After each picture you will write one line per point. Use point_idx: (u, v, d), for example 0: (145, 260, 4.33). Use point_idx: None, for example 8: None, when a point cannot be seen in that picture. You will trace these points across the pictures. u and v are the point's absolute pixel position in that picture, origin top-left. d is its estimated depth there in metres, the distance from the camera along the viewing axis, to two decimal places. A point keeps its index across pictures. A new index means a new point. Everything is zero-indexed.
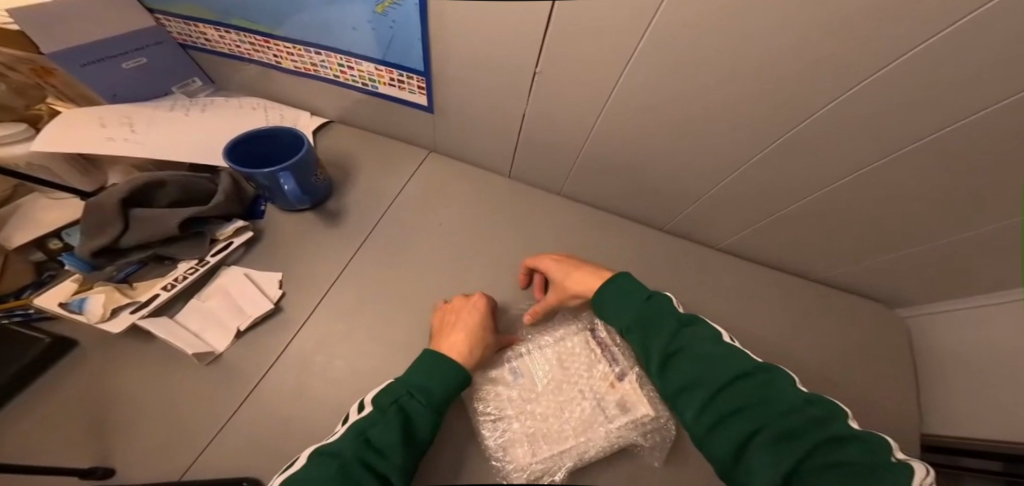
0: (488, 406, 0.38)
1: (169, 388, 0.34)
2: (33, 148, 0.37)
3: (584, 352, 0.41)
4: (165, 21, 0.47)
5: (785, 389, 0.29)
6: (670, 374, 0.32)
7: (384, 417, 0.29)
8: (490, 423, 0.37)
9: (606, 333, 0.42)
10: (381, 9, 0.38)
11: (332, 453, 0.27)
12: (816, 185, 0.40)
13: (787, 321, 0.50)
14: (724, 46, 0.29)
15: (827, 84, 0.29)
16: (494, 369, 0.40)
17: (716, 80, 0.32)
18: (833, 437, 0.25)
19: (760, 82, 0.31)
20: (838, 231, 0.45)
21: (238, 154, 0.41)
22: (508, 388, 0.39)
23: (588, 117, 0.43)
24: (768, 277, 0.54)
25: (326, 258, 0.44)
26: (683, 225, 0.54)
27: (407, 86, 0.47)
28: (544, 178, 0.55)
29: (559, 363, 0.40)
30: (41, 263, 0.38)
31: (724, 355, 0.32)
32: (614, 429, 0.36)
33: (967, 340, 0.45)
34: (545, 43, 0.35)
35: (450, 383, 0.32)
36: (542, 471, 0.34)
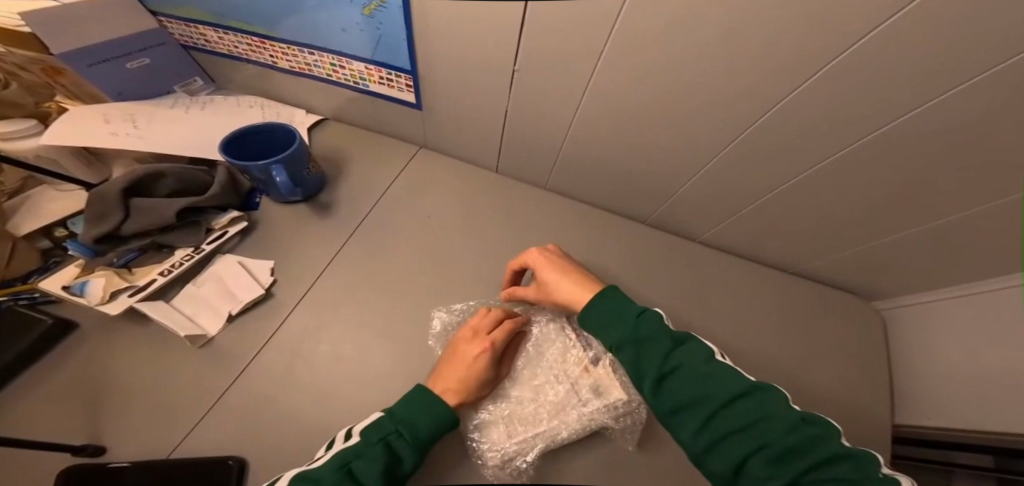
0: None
1: (163, 368, 0.36)
2: (42, 142, 0.39)
3: (559, 337, 0.42)
4: (167, 23, 0.49)
5: (780, 408, 0.29)
6: (663, 393, 0.32)
7: (371, 452, 0.29)
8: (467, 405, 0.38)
9: None
10: (367, 10, 0.40)
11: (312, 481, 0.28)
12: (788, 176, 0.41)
13: (769, 314, 0.51)
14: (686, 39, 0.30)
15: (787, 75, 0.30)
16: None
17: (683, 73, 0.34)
18: (831, 455, 0.26)
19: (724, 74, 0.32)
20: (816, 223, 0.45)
21: (233, 148, 0.43)
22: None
23: (568, 112, 0.44)
24: (751, 270, 0.55)
25: (317, 249, 0.46)
26: (666, 218, 0.55)
27: (395, 84, 0.49)
28: (530, 173, 0.56)
29: (536, 349, 0.42)
30: (48, 250, 0.40)
31: (717, 373, 0.31)
32: (588, 412, 0.37)
33: (949, 333, 0.45)
34: (521, 41, 0.36)
35: (443, 421, 0.32)
36: (517, 453, 0.35)
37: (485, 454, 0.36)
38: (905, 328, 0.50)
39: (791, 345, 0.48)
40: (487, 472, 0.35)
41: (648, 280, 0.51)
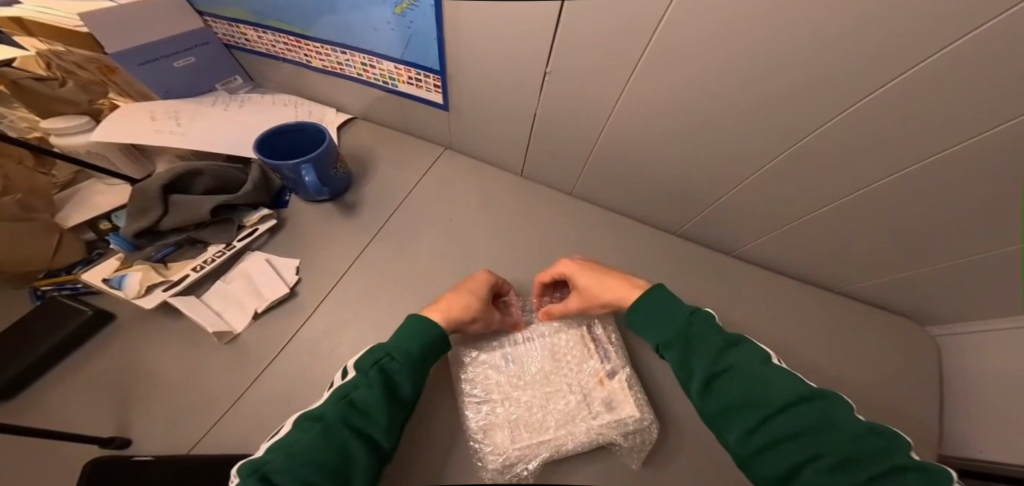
0: (475, 388, 0.38)
1: (189, 364, 0.37)
2: (93, 138, 0.41)
3: (577, 346, 0.41)
4: (212, 23, 0.51)
5: (842, 415, 0.27)
6: (713, 393, 0.31)
7: (367, 380, 0.31)
8: (474, 404, 0.37)
9: (602, 330, 0.42)
10: (399, 9, 0.39)
11: (316, 415, 0.29)
12: (848, 192, 0.36)
13: (816, 342, 0.46)
14: (738, 39, 0.27)
15: (857, 83, 0.26)
16: (486, 352, 0.41)
17: (732, 78, 0.30)
18: (896, 469, 0.24)
19: (780, 81, 0.29)
20: (879, 245, 0.40)
21: (268, 146, 0.43)
22: (497, 373, 0.39)
23: (600, 118, 0.41)
24: (796, 293, 0.50)
25: (340, 250, 0.46)
26: (702, 230, 0.51)
27: (424, 84, 0.48)
28: (557, 177, 0.54)
29: (551, 356, 0.40)
30: (92, 243, 0.41)
31: (772, 377, 0.30)
32: (596, 426, 0.35)
33: None
34: (554, 43, 0.34)
35: (425, 338, 0.35)
36: (518, 458, 0.34)
37: (485, 454, 0.34)
38: None
39: (842, 380, 0.43)
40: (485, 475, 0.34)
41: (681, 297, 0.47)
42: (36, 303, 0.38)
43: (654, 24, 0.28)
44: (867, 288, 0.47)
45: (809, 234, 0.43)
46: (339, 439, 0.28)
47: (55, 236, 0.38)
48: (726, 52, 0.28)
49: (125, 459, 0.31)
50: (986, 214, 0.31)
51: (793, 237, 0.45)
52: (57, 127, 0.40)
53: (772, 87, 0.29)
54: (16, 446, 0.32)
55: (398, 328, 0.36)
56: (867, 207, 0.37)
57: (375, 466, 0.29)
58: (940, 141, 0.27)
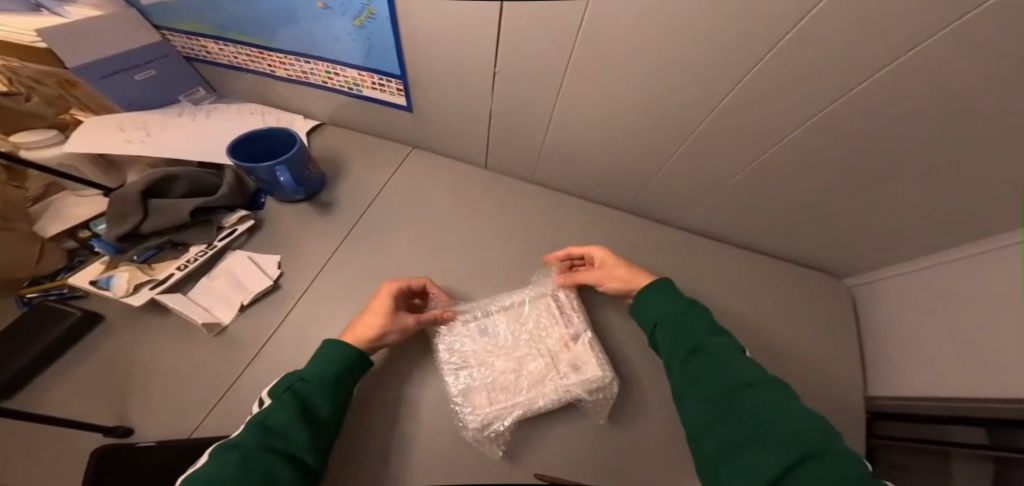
0: (454, 356, 0.43)
1: (181, 357, 0.39)
2: (66, 149, 0.42)
3: (546, 316, 0.46)
4: (170, 36, 0.53)
5: (791, 405, 0.32)
6: (687, 368, 0.37)
7: (280, 402, 0.33)
8: (453, 371, 0.42)
9: (566, 298, 0.48)
10: (358, 21, 0.43)
11: (230, 444, 0.30)
12: (742, 166, 0.45)
13: (738, 291, 0.55)
14: (637, 46, 0.34)
15: (725, 74, 0.34)
16: (463, 325, 0.46)
17: (642, 74, 0.37)
18: (828, 453, 0.28)
19: (675, 77, 0.36)
20: (777, 206, 0.49)
21: (240, 152, 0.46)
22: (473, 343, 0.44)
23: (546, 112, 0.48)
24: (724, 253, 0.59)
25: (319, 244, 0.50)
26: (644, 206, 0.59)
27: (387, 88, 0.52)
28: (517, 167, 0.60)
29: (524, 326, 0.46)
30: (74, 250, 0.43)
31: (740, 368, 0.36)
32: (565, 384, 0.41)
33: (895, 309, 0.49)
34: (498, 48, 0.40)
35: (344, 360, 0.37)
36: (495, 417, 0.39)
37: (466, 415, 0.40)
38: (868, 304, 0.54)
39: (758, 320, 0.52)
40: (466, 434, 0.39)
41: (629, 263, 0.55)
42: (24, 309, 0.39)
43: (575, 33, 0.35)
44: (777, 243, 0.57)
45: (725, 203, 0.52)
46: (258, 464, 0.29)
47: (37, 246, 0.39)
48: (633, 54, 0.35)
49: (130, 447, 0.33)
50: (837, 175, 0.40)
51: (716, 206, 0.54)
52: (27, 140, 0.41)
53: (671, 80, 0.37)
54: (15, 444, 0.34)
55: (315, 354, 0.38)
56: (760, 176, 0.45)
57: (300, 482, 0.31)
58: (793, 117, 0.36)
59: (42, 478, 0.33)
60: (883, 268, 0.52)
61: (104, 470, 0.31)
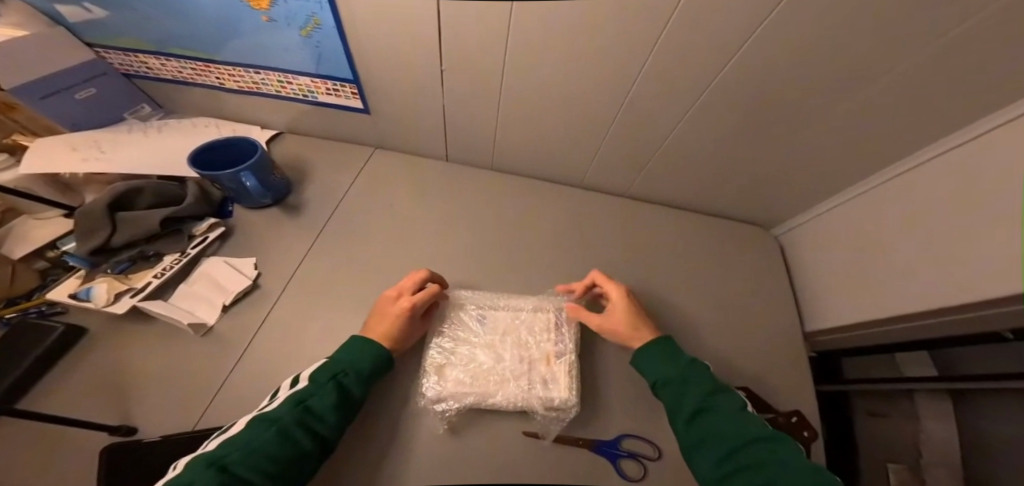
0: (446, 336, 0.47)
1: (172, 359, 0.42)
2: (20, 172, 0.43)
3: (543, 327, 0.48)
4: (106, 53, 0.53)
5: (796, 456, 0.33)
6: (693, 426, 0.38)
7: (323, 390, 0.37)
8: (439, 346, 0.46)
9: (570, 317, 0.49)
10: (305, 31, 0.47)
11: (273, 418, 0.34)
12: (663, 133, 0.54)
13: (672, 245, 0.65)
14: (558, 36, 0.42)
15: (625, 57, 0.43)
16: (465, 315, 0.49)
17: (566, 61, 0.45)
18: None
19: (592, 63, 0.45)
20: (693, 168, 0.60)
21: (202, 162, 0.48)
22: (467, 331, 0.48)
23: (492, 104, 0.54)
24: (659, 215, 0.69)
25: (294, 244, 0.53)
26: (592, 181, 0.67)
27: (342, 93, 0.56)
28: (474, 157, 0.66)
29: (517, 330, 0.48)
30: (45, 270, 0.45)
31: (745, 421, 0.36)
32: (523, 391, 0.43)
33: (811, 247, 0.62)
34: (441, 47, 0.46)
35: (377, 362, 0.41)
36: (450, 396, 0.43)
37: (429, 384, 0.44)
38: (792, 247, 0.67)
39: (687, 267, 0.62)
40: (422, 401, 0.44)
41: (581, 232, 0.63)
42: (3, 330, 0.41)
43: (505, 29, 0.42)
44: (700, 201, 0.68)
45: (655, 170, 0.62)
46: (295, 439, 0.33)
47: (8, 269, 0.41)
48: (554, 45, 0.43)
49: (135, 442, 0.36)
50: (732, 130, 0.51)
51: (650, 175, 0.63)
52: None
53: (590, 65, 0.45)
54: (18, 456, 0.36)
55: (344, 348, 0.42)
56: (676, 143, 0.55)
57: (317, 459, 0.35)
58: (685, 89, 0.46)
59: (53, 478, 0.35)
60: (797, 216, 0.65)
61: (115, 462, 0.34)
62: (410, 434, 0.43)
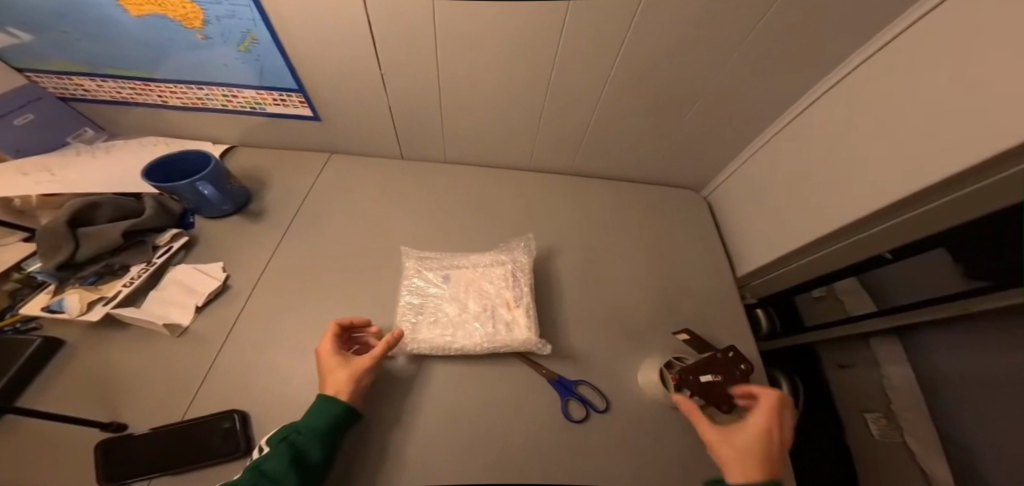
0: (414, 295, 0.53)
1: (151, 363, 0.46)
2: None
3: (501, 276, 0.53)
4: (37, 78, 0.54)
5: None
6: None
7: (275, 452, 0.36)
8: (409, 306, 0.52)
9: (523, 265, 0.55)
10: (243, 47, 0.50)
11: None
12: (589, 107, 0.62)
13: (611, 214, 0.73)
14: (479, 27, 0.48)
15: (538, 38, 0.50)
16: (430, 274, 0.55)
17: (491, 50, 0.52)
18: None
19: (514, 46, 0.51)
20: (622, 137, 0.68)
21: (156, 176, 0.50)
22: (433, 287, 0.53)
23: (433, 98, 0.60)
24: (601, 187, 0.77)
25: (258, 247, 0.57)
26: (539, 162, 0.74)
27: (289, 102, 0.59)
28: (427, 151, 0.71)
29: (478, 282, 0.53)
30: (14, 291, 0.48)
31: None
32: (489, 333, 0.49)
33: (734, 204, 0.74)
34: (377, 48, 0.51)
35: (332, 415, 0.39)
36: (426, 347, 0.48)
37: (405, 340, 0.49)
38: (720, 206, 0.78)
39: (626, 231, 0.71)
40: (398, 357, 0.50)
41: (532, 209, 0.70)
42: None
43: (432, 23, 0.48)
44: (634, 170, 0.76)
45: (589, 145, 0.70)
46: None
47: None
48: (479, 35, 0.49)
49: (129, 437, 0.41)
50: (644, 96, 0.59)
51: (587, 151, 0.71)
52: None
53: (513, 51, 0.52)
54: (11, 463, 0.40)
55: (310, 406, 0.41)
56: (602, 115, 0.63)
57: None
58: (596, 62, 0.54)
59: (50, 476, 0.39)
60: (720, 175, 0.77)
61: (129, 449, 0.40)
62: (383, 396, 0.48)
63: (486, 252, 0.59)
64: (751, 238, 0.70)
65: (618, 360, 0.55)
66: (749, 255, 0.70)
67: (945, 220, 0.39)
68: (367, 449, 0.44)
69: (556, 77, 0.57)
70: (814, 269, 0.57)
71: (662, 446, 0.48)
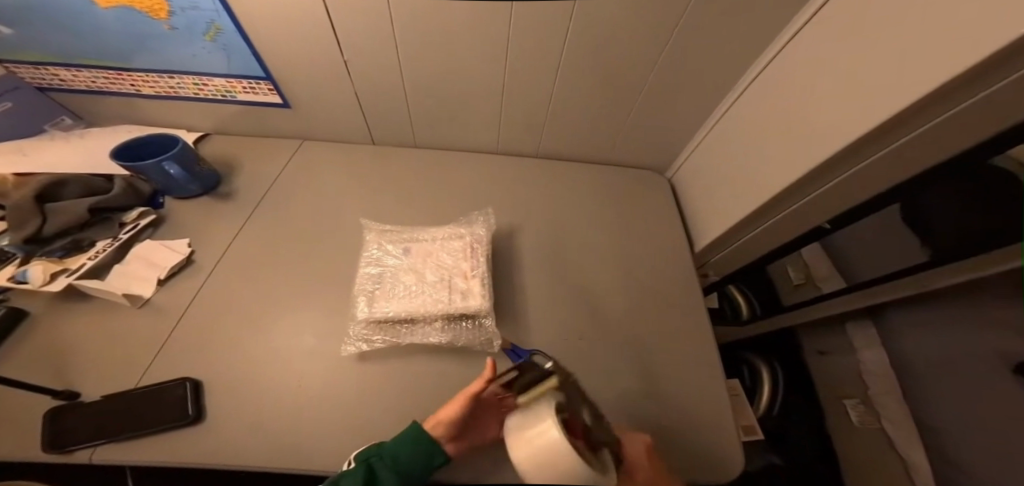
0: (375, 265, 0.56)
1: (112, 332, 0.48)
2: None
3: (458, 250, 0.56)
4: (15, 68, 0.57)
5: None
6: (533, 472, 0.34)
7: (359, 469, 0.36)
8: (370, 275, 0.55)
9: (481, 240, 0.58)
10: (210, 36, 0.53)
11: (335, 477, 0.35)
12: (545, 92, 0.65)
13: (576, 194, 0.75)
14: (431, 13, 0.51)
15: (488, 25, 0.53)
16: (391, 247, 0.57)
17: (446, 36, 0.55)
18: None
19: (467, 33, 0.54)
20: (581, 120, 0.71)
21: (125, 155, 0.53)
22: (393, 257, 0.56)
23: (397, 85, 0.63)
24: (567, 169, 0.79)
25: (226, 225, 0.59)
26: (505, 147, 0.77)
27: (259, 90, 0.62)
28: (397, 137, 0.74)
29: (436, 255, 0.55)
30: None
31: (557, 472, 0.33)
32: (442, 300, 0.50)
33: (693, 184, 0.76)
34: (337, 36, 0.54)
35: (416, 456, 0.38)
36: (380, 311, 0.50)
37: (361, 308, 0.51)
38: (681, 187, 0.81)
39: (588, 211, 0.73)
40: (353, 325, 0.51)
41: (497, 190, 0.72)
42: None
43: (386, 11, 0.51)
44: (598, 154, 0.79)
45: (551, 129, 0.73)
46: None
47: None
48: (433, 22, 0.52)
49: (83, 404, 0.42)
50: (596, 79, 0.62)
51: (549, 135, 0.74)
52: None
53: (467, 36, 0.55)
54: None
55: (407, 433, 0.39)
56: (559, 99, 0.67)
57: None
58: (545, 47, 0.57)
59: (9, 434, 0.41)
60: (680, 155, 0.80)
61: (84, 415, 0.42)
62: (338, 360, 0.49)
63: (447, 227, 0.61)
64: (707, 215, 0.72)
65: (572, 329, 0.57)
66: (706, 232, 0.72)
67: (870, 187, 0.44)
68: (319, 411, 0.45)
69: (511, 63, 0.60)
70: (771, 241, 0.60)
71: (609, 409, 0.50)
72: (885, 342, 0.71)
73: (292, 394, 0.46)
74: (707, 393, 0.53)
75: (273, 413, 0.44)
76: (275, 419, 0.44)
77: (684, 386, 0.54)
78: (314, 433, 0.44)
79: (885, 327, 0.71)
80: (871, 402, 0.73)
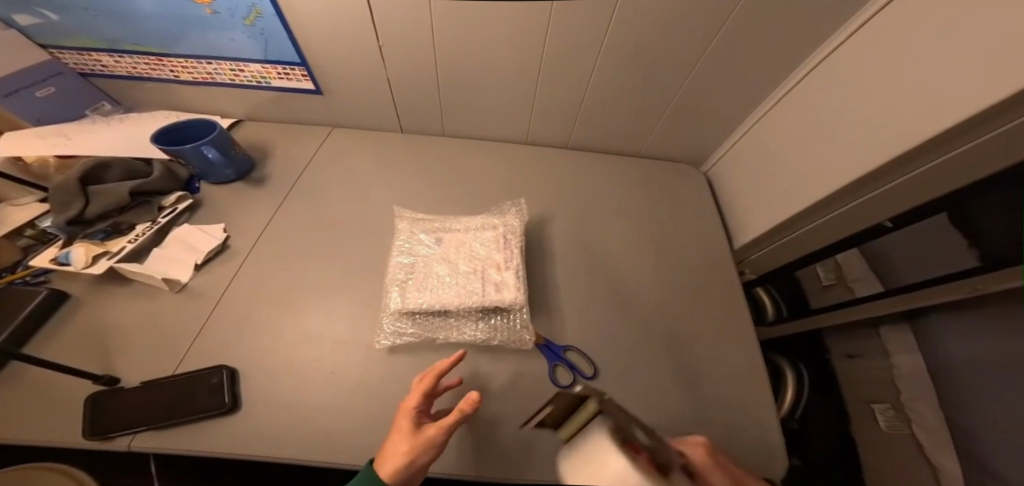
0: (407, 254, 0.55)
1: (151, 316, 0.48)
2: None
3: (491, 240, 0.54)
4: (59, 54, 0.58)
5: None
6: None
7: None
8: (402, 265, 0.54)
9: (514, 231, 0.56)
10: (249, 21, 0.53)
11: None
12: (582, 82, 0.63)
13: (608, 185, 0.73)
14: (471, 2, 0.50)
15: (529, 14, 0.51)
16: (423, 236, 0.56)
17: (484, 24, 0.53)
18: None
19: (505, 20, 0.52)
20: (616, 110, 0.68)
21: (165, 140, 0.53)
22: (425, 246, 0.55)
23: (429, 70, 0.61)
24: (596, 160, 0.77)
25: (258, 212, 0.59)
26: (536, 136, 0.75)
27: (293, 76, 0.62)
28: (426, 125, 0.73)
29: (469, 244, 0.54)
30: (28, 247, 0.52)
31: None
32: (477, 291, 0.48)
33: (732, 179, 0.73)
34: (375, 22, 0.53)
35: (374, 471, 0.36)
36: (413, 300, 0.48)
37: (394, 299, 0.50)
38: (717, 180, 0.78)
39: (621, 203, 0.70)
40: (385, 317, 0.50)
41: (527, 180, 0.70)
42: None
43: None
44: (630, 146, 0.77)
45: (585, 121, 0.71)
46: None
47: None
48: (474, 10, 0.51)
49: (122, 392, 0.42)
50: (636, 69, 0.60)
51: (581, 126, 0.72)
52: None
53: (508, 24, 0.53)
54: (21, 401, 0.42)
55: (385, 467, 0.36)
56: (596, 89, 0.64)
57: None
58: (584, 35, 0.54)
59: (56, 414, 0.42)
60: (718, 149, 0.77)
61: (121, 404, 0.41)
62: (373, 348, 0.49)
63: (479, 217, 0.60)
64: (746, 210, 0.69)
65: (609, 325, 0.55)
66: (745, 228, 0.69)
67: None
68: (352, 401, 0.44)
69: (549, 52, 0.57)
70: (817, 241, 0.56)
71: (647, 410, 0.48)
72: (923, 348, 0.59)
73: (325, 383, 0.45)
74: (747, 399, 0.50)
75: (306, 403, 0.44)
76: (308, 410, 0.43)
77: (723, 392, 0.51)
78: (348, 422, 0.43)
79: (924, 332, 0.59)
80: (901, 408, 0.66)
